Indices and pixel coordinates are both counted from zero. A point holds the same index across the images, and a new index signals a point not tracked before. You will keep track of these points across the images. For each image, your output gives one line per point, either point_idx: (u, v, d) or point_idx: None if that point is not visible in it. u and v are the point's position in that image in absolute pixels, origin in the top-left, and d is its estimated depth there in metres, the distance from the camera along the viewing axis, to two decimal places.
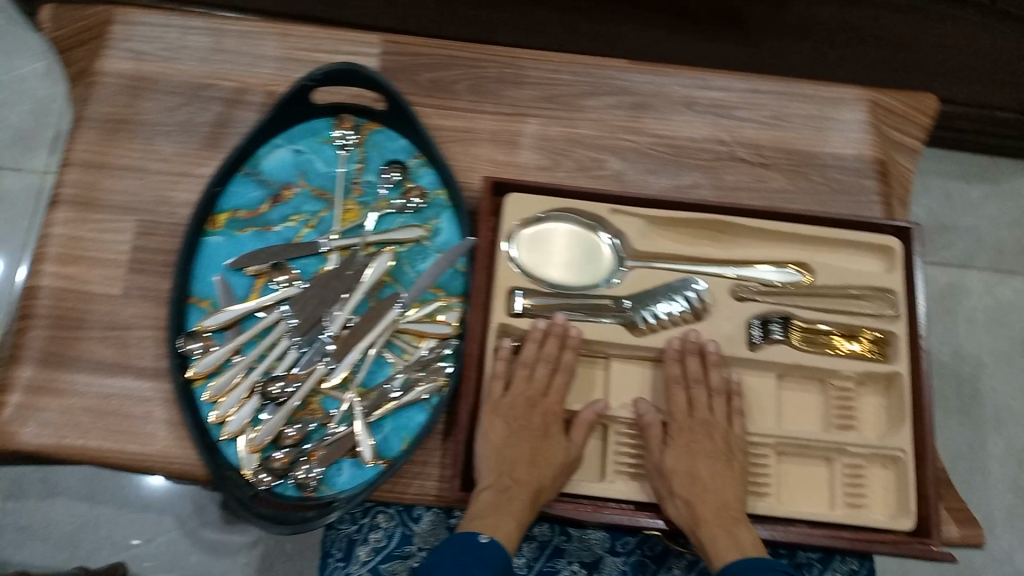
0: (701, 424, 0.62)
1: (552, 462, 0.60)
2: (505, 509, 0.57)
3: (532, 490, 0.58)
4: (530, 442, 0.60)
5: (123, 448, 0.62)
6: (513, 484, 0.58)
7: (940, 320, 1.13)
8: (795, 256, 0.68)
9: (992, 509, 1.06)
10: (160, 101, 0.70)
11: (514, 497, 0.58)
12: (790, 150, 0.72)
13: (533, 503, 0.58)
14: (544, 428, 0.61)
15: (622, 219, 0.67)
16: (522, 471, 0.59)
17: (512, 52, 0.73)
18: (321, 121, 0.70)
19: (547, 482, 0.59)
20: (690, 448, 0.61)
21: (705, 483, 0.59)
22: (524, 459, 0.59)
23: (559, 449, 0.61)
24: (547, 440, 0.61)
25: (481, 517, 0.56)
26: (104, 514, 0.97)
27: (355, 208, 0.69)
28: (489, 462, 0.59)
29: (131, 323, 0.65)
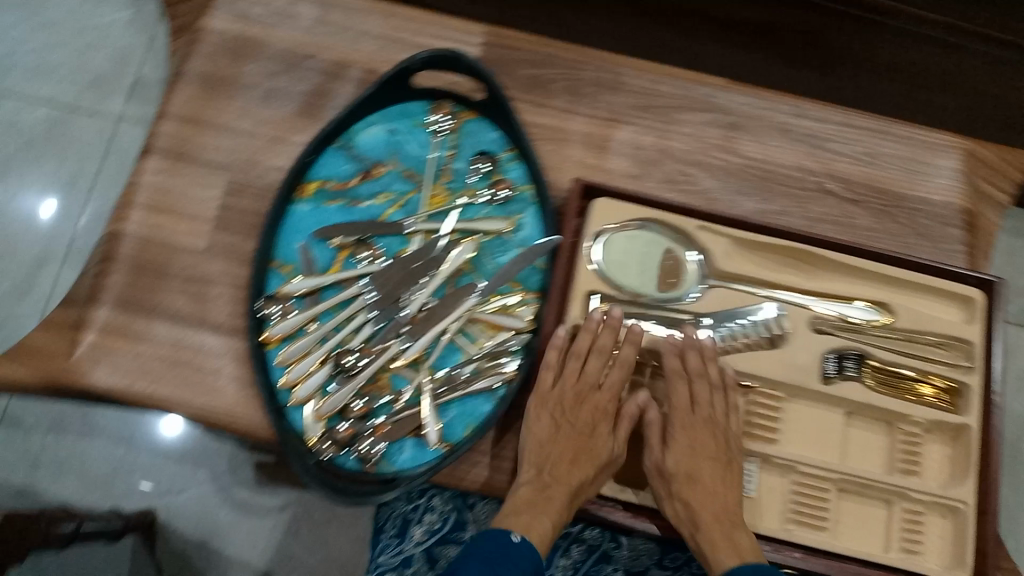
0: (702, 417, 0.62)
1: (590, 462, 0.60)
2: (542, 507, 0.58)
3: (570, 491, 0.59)
4: (573, 440, 0.61)
5: (192, 400, 0.63)
6: (551, 483, 0.59)
7: None
8: (875, 294, 0.68)
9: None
10: (262, 65, 0.70)
11: (552, 497, 0.59)
12: (881, 189, 0.72)
13: (571, 503, 0.59)
14: (592, 426, 0.62)
15: (708, 236, 0.67)
16: (563, 471, 0.60)
17: (613, 57, 0.73)
18: (417, 103, 0.71)
19: (584, 481, 0.60)
20: (694, 447, 0.61)
21: (705, 485, 0.60)
22: (563, 457, 0.60)
23: (592, 445, 0.61)
24: (590, 437, 0.62)
25: (517, 515, 0.58)
26: (138, 461, 1.01)
27: (442, 193, 0.69)
28: (530, 460, 0.61)
29: (213, 279, 0.65)
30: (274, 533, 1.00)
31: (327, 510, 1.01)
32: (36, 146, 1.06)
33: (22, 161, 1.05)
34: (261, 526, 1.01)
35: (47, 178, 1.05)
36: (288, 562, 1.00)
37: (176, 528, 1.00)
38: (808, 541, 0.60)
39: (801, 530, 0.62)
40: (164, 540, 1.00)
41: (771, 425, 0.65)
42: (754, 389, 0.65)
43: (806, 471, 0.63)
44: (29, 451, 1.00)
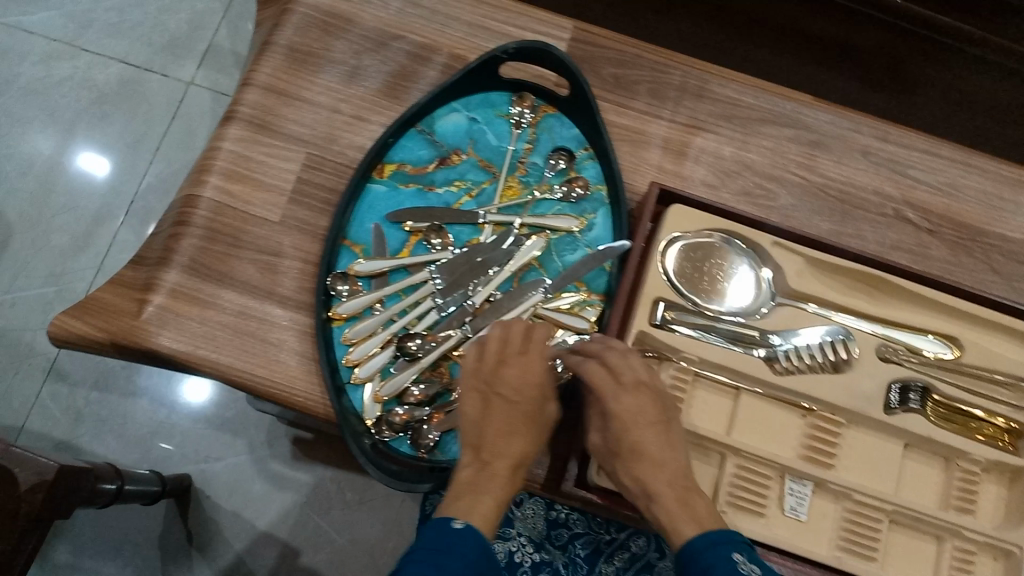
0: (631, 395, 0.54)
1: (523, 429, 0.53)
2: (481, 488, 0.50)
3: (512, 465, 0.52)
4: (508, 410, 0.54)
5: (253, 372, 0.63)
6: (490, 459, 0.52)
7: None
8: (945, 328, 0.67)
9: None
10: (350, 42, 0.70)
11: (497, 474, 0.51)
12: (960, 222, 0.70)
13: (511, 480, 0.52)
14: (521, 395, 0.54)
15: (782, 253, 0.66)
16: (500, 443, 0.52)
17: (698, 64, 0.73)
18: (500, 95, 0.71)
19: (522, 452, 0.53)
20: (635, 418, 0.54)
21: (655, 455, 0.53)
22: (497, 431, 0.53)
23: (525, 413, 0.54)
24: (519, 405, 0.54)
25: (458, 501, 0.49)
26: (178, 426, 1.03)
27: (516, 186, 0.69)
28: (468, 439, 0.53)
29: (284, 252, 0.66)
30: (303, 509, 1.01)
31: (360, 492, 1.03)
32: (108, 103, 1.13)
33: (92, 117, 1.12)
34: (292, 500, 1.01)
35: (115, 135, 1.12)
36: (316, 538, 1.01)
37: (209, 495, 1.01)
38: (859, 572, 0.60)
39: (852, 558, 0.61)
40: (196, 507, 1.00)
41: (829, 450, 0.64)
42: (813, 411, 0.65)
43: (858, 498, 0.63)
44: (72, 404, 1.02)
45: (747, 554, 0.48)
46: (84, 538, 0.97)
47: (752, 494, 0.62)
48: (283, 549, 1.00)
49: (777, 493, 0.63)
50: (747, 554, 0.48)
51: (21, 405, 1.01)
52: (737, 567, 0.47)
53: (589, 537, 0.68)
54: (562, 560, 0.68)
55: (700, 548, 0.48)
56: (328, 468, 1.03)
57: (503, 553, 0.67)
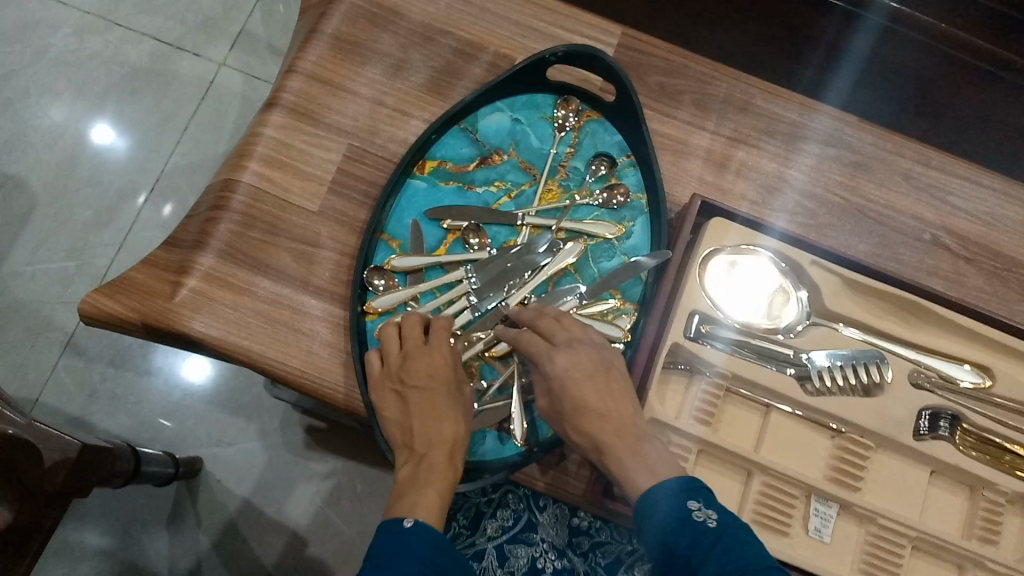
0: (563, 352, 0.57)
1: (445, 413, 0.57)
2: (422, 478, 0.54)
3: (445, 448, 0.56)
4: (425, 400, 0.57)
5: (284, 361, 0.62)
6: (427, 450, 0.56)
7: None
8: (977, 357, 0.66)
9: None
10: (398, 35, 0.71)
11: (433, 462, 0.55)
12: (998, 252, 0.71)
13: (452, 463, 0.55)
14: (432, 382, 0.57)
15: (819, 273, 0.66)
16: (428, 434, 0.56)
17: (743, 77, 0.73)
18: (545, 97, 0.70)
19: (452, 435, 0.56)
20: (570, 375, 0.56)
21: (596, 409, 0.55)
22: (421, 423, 0.56)
23: (441, 397, 0.57)
24: (435, 392, 0.57)
25: (403, 499, 0.53)
26: (192, 407, 1.02)
27: (555, 190, 0.68)
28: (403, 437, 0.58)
29: (322, 243, 0.66)
30: (312, 499, 1.01)
31: (370, 485, 1.03)
32: (138, 80, 1.13)
33: (122, 93, 1.12)
34: (302, 489, 1.01)
35: (142, 113, 1.12)
36: (324, 529, 1.00)
37: (219, 479, 1.01)
38: None
39: None
40: (205, 490, 1.00)
41: (858, 472, 0.63)
42: (843, 433, 0.64)
43: (881, 523, 0.62)
44: (87, 380, 1.02)
45: (704, 500, 0.49)
46: (93, 514, 0.97)
47: (777, 511, 0.61)
48: (290, 538, 1.00)
49: (802, 513, 0.63)
50: (703, 500, 0.49)
51: (36, 378, 1.01)
52: (691, 514, 0.48)
53: (610, 546, 0.69)
54: (583, 568, 0.68)
55: (650, 503, 0.50)
56: (340, 459, 1.03)
57: (526, 558, 0.68)
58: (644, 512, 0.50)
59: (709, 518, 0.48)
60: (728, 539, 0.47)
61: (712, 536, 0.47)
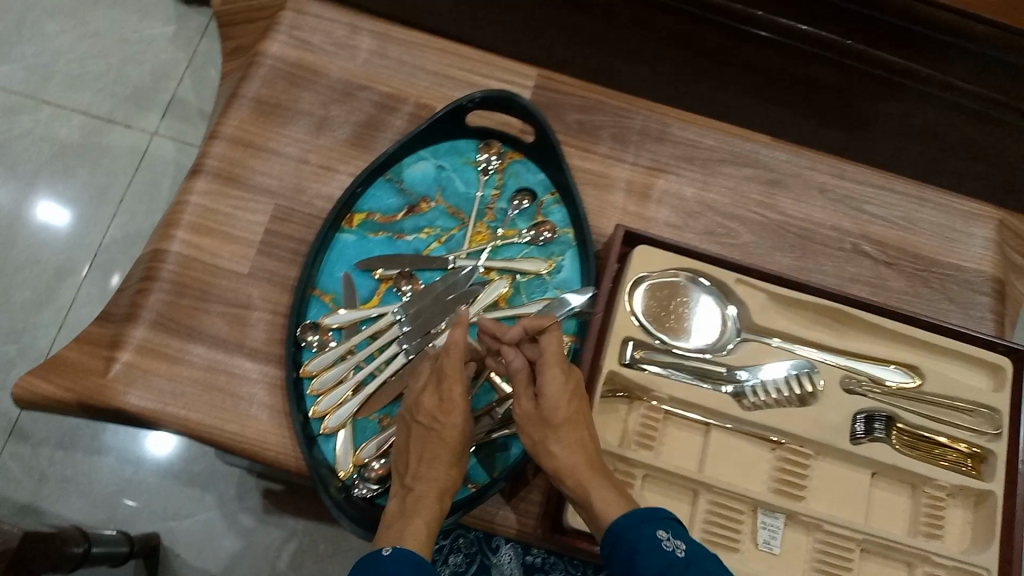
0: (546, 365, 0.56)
1: (444, 455, 0.56)
2: (409, 512, 0.55)
3: (437, 487, 0.56)
4: (428, 438, 0.56)
5: (223, 428, 0.62)
6: (415, 485, 0.56)
7: None
8: (904, 356, 0.68)
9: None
10: (318, 93, 0.72)
11: (421, 499, 0.55)
12: (916, 254, 0.73)
13: (438, 503, 0.56)
14: (440, 423, 0.56)
15: (745, 289, 0.68)
16: (422, 467, 0.56)
17: (657, 107, 0.75)
18: (467, 142, 0.72)
19: (444, 476, 0.56)
20: (552, 389, 0.56)
21: (571, 428, 0.56)
22: (418, 457, 0.56)
23: (445, 438, 0.56)
24: (439, 432, 0.56)
25: (388, 530, 0.54)
26: (146, 482, 1.00)
27: (484, 232, 0.69)
28: (399, 464, 0.58)
29: (253, 304, 0.66)
30: (275, 564, 0.99)
31: (332, 543, 1.01)
32: (71, 155, 1.13)
33: (55, 170, 1.12)
34: (264, 554, 0.99)
35: (78, 188, 1.12)
36: None
37: (179, 554, 0.98)
38: None
39: None
40: (166, 566, 0.98)
41: (799, 482, 0.64)
42: (781, 444, 0.65)
43: (828, 529, 0.63)
44: (36, 465, 0.99)
45: (671, 530, 0.51)
46: None
47: (724, 527, 0.62)
48: None
49: (750, 527, 0.63)
50: (671, 530, 0.51)
51: None
52: (658, 543, 0.50)
53: None
54: None
55: (619, 533, 0.52)
56: (301, 518, 1.01)
57: None
58: (613, 543, 0.52)
59: (677, 548, 0.50)
60: (698, 565, 0.49)
61: (680, 562, 0.49)
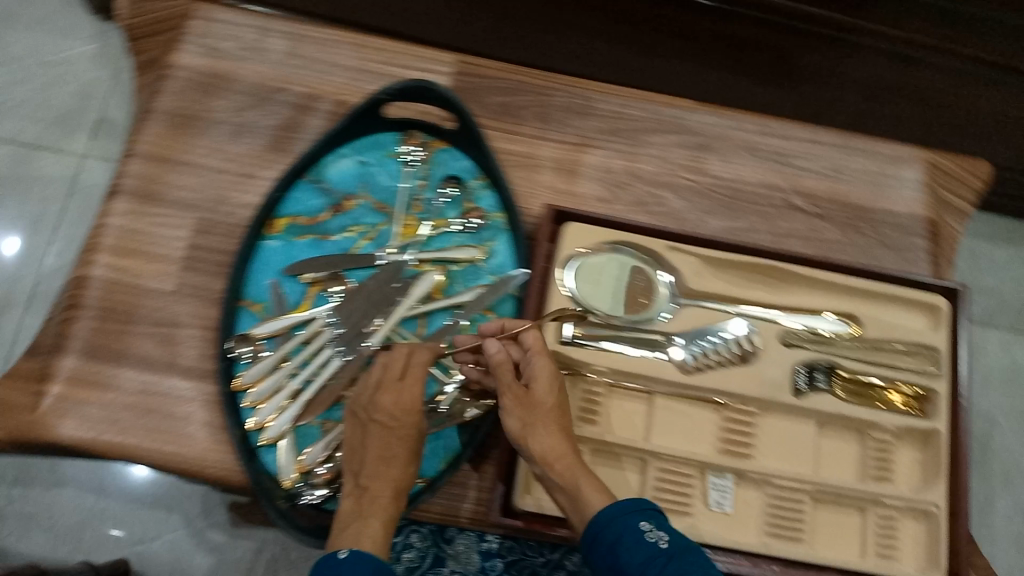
0: (538, 359, 0.56)
1: (401, 452, 0.55)
2: (365, 513, 0.53)
3: (393, 485, 0.54)
4: (388, 436, 0.54)
5: (162, 449, 0.61)
6: (371, 484, 0.54)
7: (987, 386, 1.08)
8: (842, 306, 0.69)
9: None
10: (231, 100, 0.71)
11: (377, 499, 0.53)
12: (846, 203, 0.73)
13: (395, 501, 0.54)
14: (399, 420, 0.54)
15: (678, 256, 0.68)
16: (378, 464, 0.54)
17: (578, 81, 0.74)
18: (388, 135, 0.71)
19: (400, 474, 0.54)
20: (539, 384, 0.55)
21: (553, 426, 0.54)
22: (374, 456, 0.54)
23: (405, 435, 0.54)
24: (399, 430, 0.54)
25: (345, 532, 0.52)
26: (110, 508, 0.97)
27: (413, 224, 0.69)
28: (351, 463, 0.55)
29: (182, 321, 0.65)
30: None
31: (305, 548, 0.97)
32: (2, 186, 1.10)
33: None
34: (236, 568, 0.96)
35: (13, 219, 1.09)
36: None
37: None
38: (786, 552, 0.61)
39: (783, 543, 0.62)
40: None
41: (745, 440, 0.64)
42: (726, 404, 0.65)
43: (775, 481, 0.64)
44: None
45: (654, 521, 0.49)
46: None
47: (675, 493, 0.63)
48: None
49: (700, 490, 0.63)
50: (654, 522, 0.49)
51: None
52: (643, 535, 0.48)
53: (523, 562, 0.68)
54: None
55: (603, 525, 0.49)
56: (271, 529, 0.97)
57: None
58: (597, 534, 0.49)
59: (660, 539, 0.48)
60: (682, 559, 0.47)
61: (664, 556, 0.47)
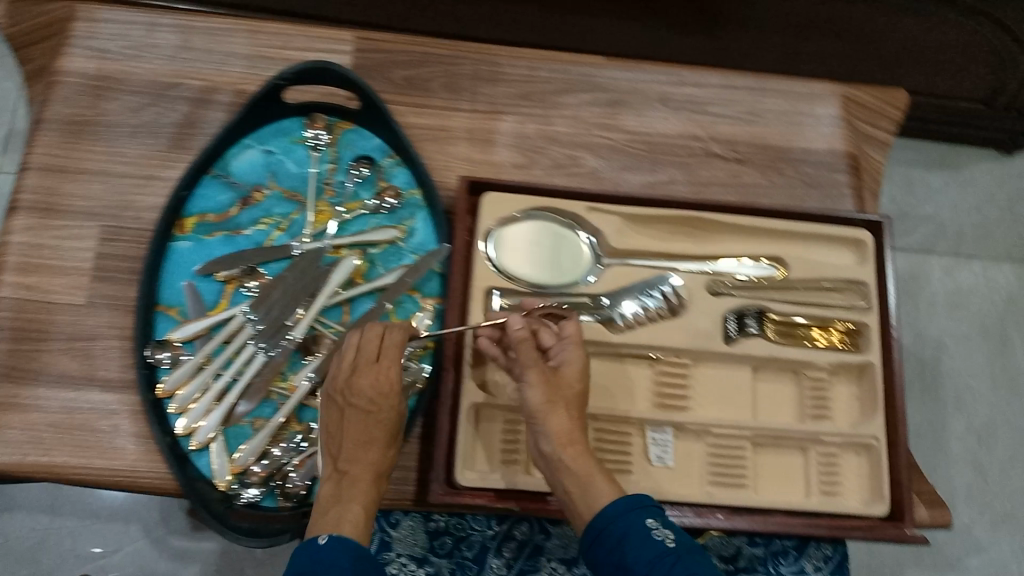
0: (568, 347, 0.55)
1: (380, 436, 0.52)
2: (345, 498, 0.49)
3: (374, 470, 0.51)
4: (365, 420, 0.51)
5: (90, 466, 0.60)
6: (350, 469, 0.51)
7: (931, 313, 1.09)
8: (768, 250, 0.68)
9: (975, 535, 1.01)
10: (125, 101, 0.68)
11: (356, 484, 0.50)
12: (765, 145, 0.72)
13: (376, 486, 0.51)
14: (377, 403, 0.51)
15: (599, 217, 0.67)
16: (357, 447, 0.51)
17: (484, 47, 0.72)
18: (292, 121, 0.69)
19: (380, 458, 0.51)
20: (568, 372, 0.54)
21: (574, 418, 0.53)
22: (353, 440, 0.51)
23: (384, 419, 0.52)
24: (380, 414, 0.51)
25: (323, 518, 0.48)
26: (66, 526, 0.95)
27: (327, 210, 0.67)
28: (329, 448, 0.52)
29: (97, 334, 0.63)
30: None
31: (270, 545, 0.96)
32: None
33: None
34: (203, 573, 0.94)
35: None
36: None
37: None
38: (729, 500, 0.61)
39: (726, 491, 0.62)
40: None
41: (681, 393, 0.65)
42: (658, 358, 0.65)
43: (714, 430, 0.64)
44: None
45: (661, 519, 0.47)
46: None
47: (614, 453, 0.62)
48: None
49: (641, 446, 0.63)
50: (660, 519, 0.47)
51: None
52: (650, 533, 0.46)
53: (472, 538, 0.65)
54: (449, 568, 0.64)
55: (608, 522, 0.48)
56: None
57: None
58: (602, 531, 0.48)
59: (668, 537, 0.46)
60: (689, 559, 0.45)
61: (672, 554, 0.45)
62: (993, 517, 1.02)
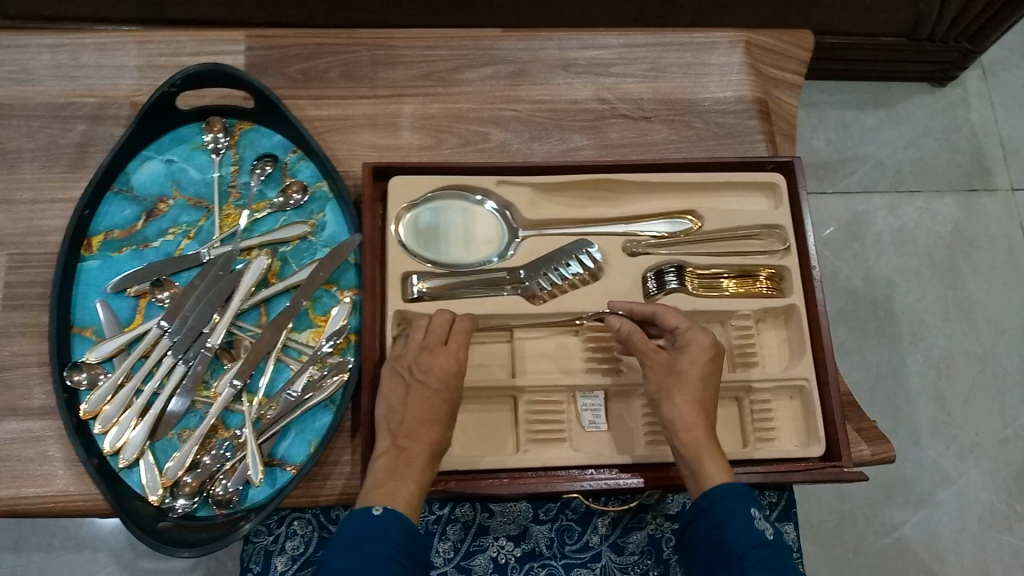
0: (687, 335, 0.57)
1: (439, 415, 0.53)
2: (401, 474, 0.50)
3: (429, 447, 0.52)
4: (427, 397, 0.53)
5: (20, 494, 0.59)
6: (408, 446, 0.52)
7: (877, 252, 1.10)
8: (682, 204, 0.68)
9: (944, 468, 1.02)
10: (19, 126, 0.67)
11: (413, 461, 0.51)
12: (670, 99, 0.72)
13: (429, 463, 0.52)
14: (443, 385, 0.53)
15: (509, 189, 0.67)
16: (414, 420, 0.52)
17: (379, 33, 0.72)
18: (190, 128, 0.68)
19: (438, 438, 0.53)
20: (693, 363, 0.55)
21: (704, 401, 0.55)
22: (414, 415, 0.52)
23: (446, 400, 0.53)
24: (438, 394, 0.53)
25: (378, 490, 0.49)
26: (33, 560, 0.95)
27: (233, 213, 0.66)
28: (387, 423, 0.53)
29: (13, 362, 0.62)
30: None
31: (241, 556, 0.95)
32: None
33: None
34: None
35: None
36: None
37: None
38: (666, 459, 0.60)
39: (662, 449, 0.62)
40: None
41: (612, 357, 0.64)
42: (583, 324, 0.64)
43: None
44: None
45: (761, 509, 0.50)
46: None
47: (547, 423, 0.62)
48: None
49: (574, 414, 0.63)
50: (760, 510, 0.50)
51: None
52: (752, 521, 0.49)
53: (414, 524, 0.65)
54: None
55: (715, 500, 0.50)
56: None
57: None
58: (706, 508, 0.50)
59: (765, 530, 0.49)
60: (783, 555, 0.48)
61: (768, 546, 0.48)
62: (961, 447, 1.02)
